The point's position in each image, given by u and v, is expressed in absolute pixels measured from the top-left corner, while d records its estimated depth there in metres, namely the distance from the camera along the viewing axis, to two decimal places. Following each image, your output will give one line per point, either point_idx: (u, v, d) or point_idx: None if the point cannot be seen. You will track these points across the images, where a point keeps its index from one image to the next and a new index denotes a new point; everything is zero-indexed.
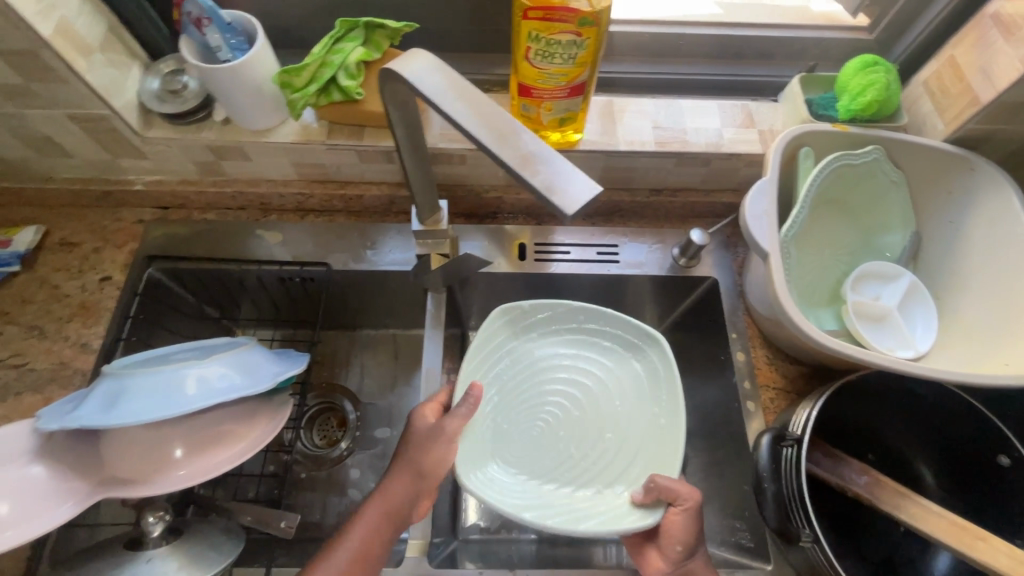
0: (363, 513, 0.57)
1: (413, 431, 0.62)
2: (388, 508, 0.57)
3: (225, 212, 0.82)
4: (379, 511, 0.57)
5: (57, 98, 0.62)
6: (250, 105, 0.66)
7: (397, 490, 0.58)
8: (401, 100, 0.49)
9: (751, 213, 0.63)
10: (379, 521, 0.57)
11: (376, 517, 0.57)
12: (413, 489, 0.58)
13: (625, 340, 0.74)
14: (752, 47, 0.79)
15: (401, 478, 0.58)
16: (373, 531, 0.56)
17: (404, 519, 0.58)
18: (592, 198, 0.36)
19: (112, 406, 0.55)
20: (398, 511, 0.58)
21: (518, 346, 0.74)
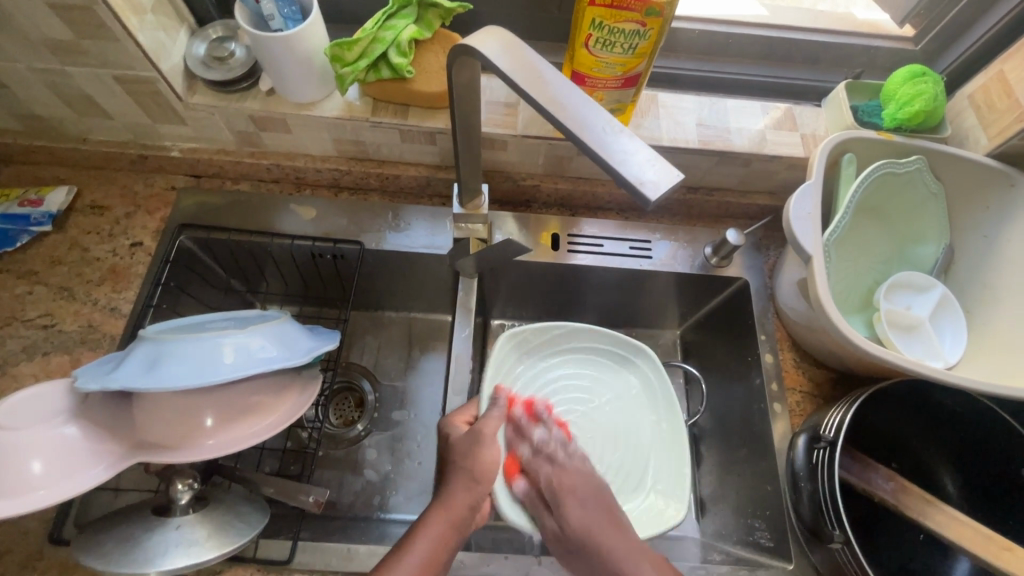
0: (426, 520, 0.52)
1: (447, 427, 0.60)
2: (454, 517, 0.53)
3: (258, 184, 0.81)
4: (445, 522, 0.52)
5: (106, 57, 0.62)
6: (297, 77, 0.66)
7: (462, 501, 0.54)
8: (466, 78, 0.49)
9: (796, 215, 0.63)
10: (444, 529, 0.52)
11: (443, 523, 0.52)
12: (473, 494, 0.55)
13: (616, 352, 0.76)
14: (798, 51, 0.79)
15: (465, 489, 0.55)
16: (441, 538, 0.51)
17: (467, 526, 0.53)
18: (672, 185, 0.36)
19: (150, 370, 0.55)
20: (462, 520, 0.53)
21: (526, 372, 0.74)
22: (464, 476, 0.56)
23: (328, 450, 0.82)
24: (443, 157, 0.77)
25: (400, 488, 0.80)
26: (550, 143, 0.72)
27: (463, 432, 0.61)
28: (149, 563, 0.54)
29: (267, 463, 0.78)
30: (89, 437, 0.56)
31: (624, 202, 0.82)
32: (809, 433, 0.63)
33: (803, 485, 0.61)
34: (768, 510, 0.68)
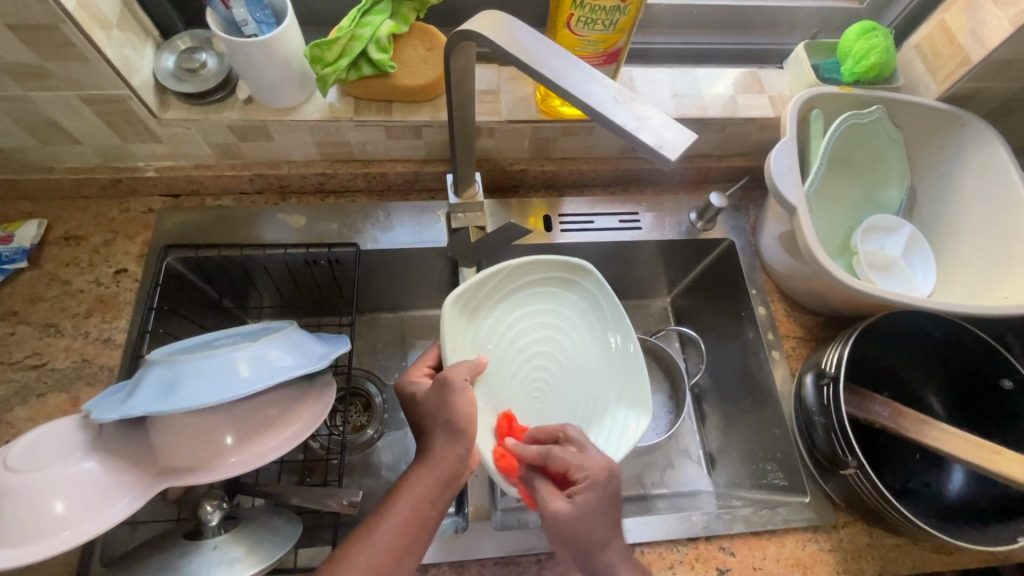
0: (414, 480, 0.54)
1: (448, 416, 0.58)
2: (441, 474, 0.54)
3: (241, 196, 0.79)
4: (433, 483, 0.54)
5: (74, 78, 0.59)
6: (277, 82, 0.65)
7: (449, 457, 0.54)
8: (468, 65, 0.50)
9: (777, 170, 0.67)
10: (430, 485, 0.54)
11: (428, 484, 0.54)
12: (459, 454, 0.54)
13: (558, 277, 0.70)
14: (758, 18, 0.83)
15: (453, 447, 0.54)
16: (424, 500, 0.53)
17: (457, 479, 0.54)
18: (688, 142, 0.38)
19: (169, 392, 0.54)
20: (449, 474, 0.54)
21: (481, 331, 0.66)
22: (445, 430, 0.55)
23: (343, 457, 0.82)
24: (430, 150, 0.77)
25: None
26: (535, 126, 0.74)
27: (425, 385, 0.61)
28: None
29: (286, 476, 0.77)
30: (110, 469, 0.54)
31: (609, 177, 0.84)
32: (814, 370, 0.67)
33: (816, 419, 0.64)
34: (781, 452, 0.73)
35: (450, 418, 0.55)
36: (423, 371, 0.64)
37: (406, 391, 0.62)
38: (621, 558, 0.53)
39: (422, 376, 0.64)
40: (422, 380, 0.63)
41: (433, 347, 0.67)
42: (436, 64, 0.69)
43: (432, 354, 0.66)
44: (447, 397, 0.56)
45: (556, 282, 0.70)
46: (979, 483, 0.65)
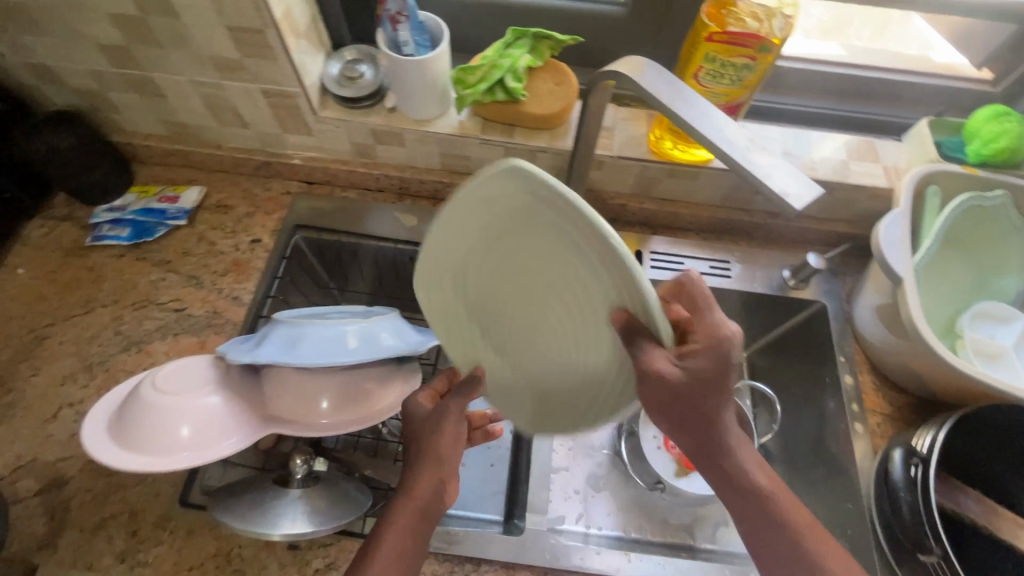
0: (392, 519, 0.53)
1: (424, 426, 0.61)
2: (419, 508, 0.54)
3: (364, 192, 0.88)
4: (409, 518, 0.53)
5: (262, 75, 0.70)
6: (422, 96, 0.73)
7: (425, 489, 0.55)
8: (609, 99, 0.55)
9: (886, 238, 0.66)
10: (412, 521, 0.53)
11: (408, 518, 0.53)
12: (437, 483, 0.55)
13: (490, 199, 0.45)
14: (881, 89, 0.83)
15: (429, 475, 0.55)
16: (410, 533, 0.53)
17: (436, 512, 0.55)
18: (815, 195, 0.41)
19: (289, 349, 0.61)
20: (430, 505, 0.54)
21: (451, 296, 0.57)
22: (431, 461, 0.56)
23: None
24: None
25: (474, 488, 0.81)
26: (643, 165, 0.78)
27: (427, 410, 0.61)
28: (273, 525, 0.59)
29: None
30: (228, 408, 0.61)
31: (705, 224, 0.86)
32: (903, 447, 0.64)
33: (901, 494, 0.61)
34: (852, 528, 0.70)
35: (436, 448, 0.57)
36: (429, 394, 0.63)
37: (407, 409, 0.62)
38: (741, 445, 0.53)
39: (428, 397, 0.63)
40: (426, 402, 0.61)
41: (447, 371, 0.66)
42: (563, 97, 0.74)
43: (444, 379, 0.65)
44: (439, 425, 0.58)
45: (486, 210, 0.46)
46: None
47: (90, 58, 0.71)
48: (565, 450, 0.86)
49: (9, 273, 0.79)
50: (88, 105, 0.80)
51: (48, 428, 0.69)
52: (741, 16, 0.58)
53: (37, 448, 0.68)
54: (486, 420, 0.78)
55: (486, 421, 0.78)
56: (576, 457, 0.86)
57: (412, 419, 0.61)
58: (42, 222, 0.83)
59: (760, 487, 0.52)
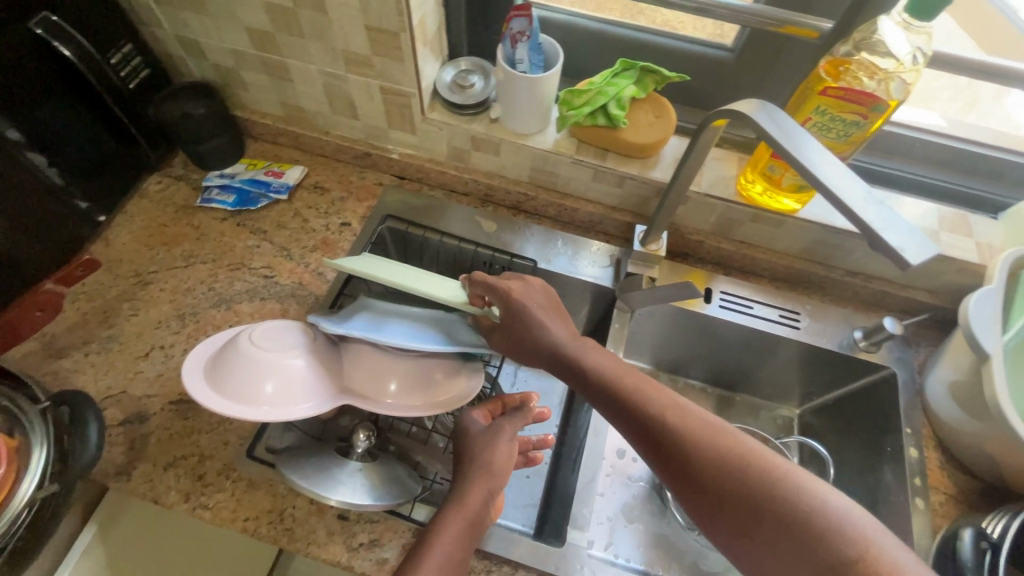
0: (444, 523, 0.59)
1: (473, 436, 0.67)
2: (469, 515, 0.60)
3: (450, 193, 0.93)
4: (461, 523, 0.59)
5: (385, 73, 0.76)
6: (526, 111, 0.77)
7: (475, 499, 0.61)
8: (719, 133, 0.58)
9: (976, 314, 0.65)
10: (462, 529, 0.59)
11: (458, 523, 0.59)
12: (487, 492, 0.62)
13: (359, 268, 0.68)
14: (980, 165, 0.82)
15: (479, 487, 0.62)
16: (459, 538, 0.58)
17: (482, 522, 0.61)
18: (932, 254, 0.42)
19: (379, 325, 0.68)
20: (477, 514, 0.60)
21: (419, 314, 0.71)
22: (482, 473, 0.63)
23: None
24: (623, 200, 0.85)
25: (507, 495, 0.80)
26: (728, 205, 0.79)
27: (483, 425, 0.68)
28: (332, 489, 0.61)
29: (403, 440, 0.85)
30: (311, 373, 0.63)
31: (779, 272, 0.86)
32: (974, 528, 0.61)
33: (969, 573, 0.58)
34: None
35: (488, 463, 0.64)
36: (484, 412, 0.70)
37: (461, 424, 0.69)
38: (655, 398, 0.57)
39: (483, 416, 0.70)
40: (482, 419, 0.69)
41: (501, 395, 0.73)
42: (661, 130, 0.77)
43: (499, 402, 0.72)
44: (495, 443, 0.66)
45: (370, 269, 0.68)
46: None
47: (236, 39, 0.78)
48: (603, 477, 0.88)
49: (126, 220, 0.87)
50: (221, 80, 0.88)
51: (139, 365, 0.75)
52: (857, 74, 0.60)
53: (127, 381, 0.73)
54: (530, 447, 0.74)
55: (529, 448, 0.74)
56: (613, 485, 0.88)
57: (466, 433, 0.68)
58: (160, 178, 0.92)
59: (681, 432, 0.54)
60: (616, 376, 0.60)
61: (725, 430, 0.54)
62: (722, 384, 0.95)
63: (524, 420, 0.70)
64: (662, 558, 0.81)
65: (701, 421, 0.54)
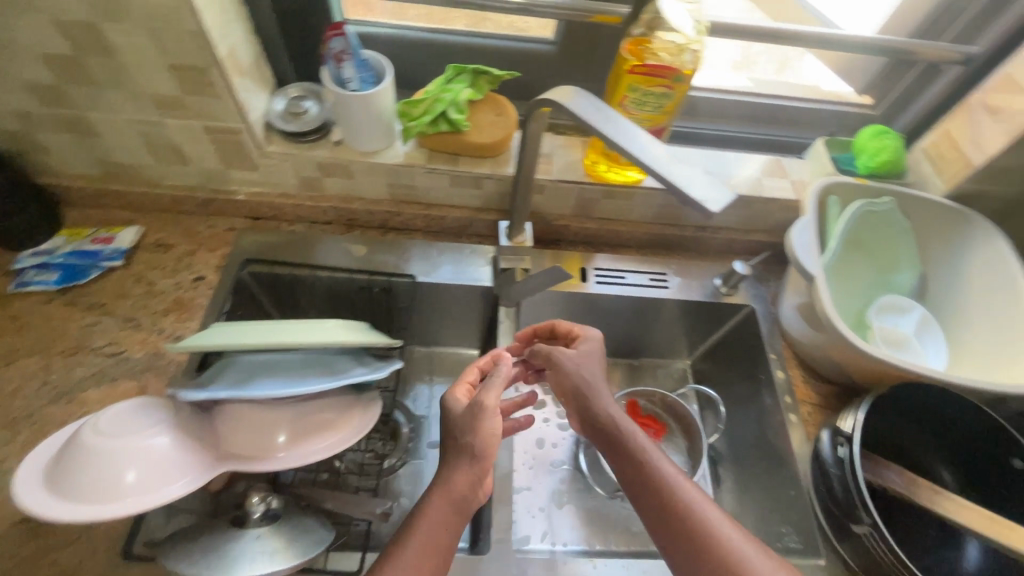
0: (427, 511, 0.55)
1: (453, 412, 0.62)
2: (455, 501, 0.56)
3: (312, 225, 0.89)
4: (445, 510, 0.55)
5: (204, 111, 0.71)
6: (369, 128, 0.76)
7: (461, 484, 0.56)
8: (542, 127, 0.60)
9: (798, 243, 0.75)
10: (445, 518, 0.55)
11: (441, 508, 0.55)
12: (473, 474, 0.57)
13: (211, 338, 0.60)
14: (781, 115, 0.94)
15: (465, 472, 0.57)
16: (441, 524, 0.55)
17: (469, 507, 0.57)
18: (726, 199, 0.48)
19: (245, 381, 0.61)
20: (462, 500, 0.56)
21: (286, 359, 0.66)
22: (463, 456, 0.58)
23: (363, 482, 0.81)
24: (485, 201, 0.86)
25: None
26: (581, 187, 0.83)
27: (463, 405, 0.62)
28: (231, 567, 0.56)
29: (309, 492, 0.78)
30: (180, 447, 0.58)
31: (642, 240, 0.93)
32: (830, 428, 0.69)
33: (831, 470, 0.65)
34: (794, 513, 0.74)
35: (470, 445, 0.58)
36: (464, 389, 0.66)
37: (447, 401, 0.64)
38: (674, 474, 0.56)
39: (462, 394, 0.65)
40: (462, 397, 0.64)
41: (476, 365, 0.70)
42: (504, 127, 0.79)
43: (477, 372, 0.69)
44: (479, 421, 0.59)
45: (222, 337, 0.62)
46: (992, 560, 0.67)
47: (16, 99, 0.69)
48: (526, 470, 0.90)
49: None
50: (13, 147, 0.77)
51: None
52: (656, 52, 0.66)
53: None
54: (511, 411, 0.75)
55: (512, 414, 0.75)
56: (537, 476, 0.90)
57: (448, 412, 0.62)
58: None
59: (694, 512, 0.53)
60: (659, 466, 0.57)
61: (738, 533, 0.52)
62: (616, 355, 1.00)
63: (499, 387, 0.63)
64: (597, 532, 0.85)
65: (734, 536, 0.52)
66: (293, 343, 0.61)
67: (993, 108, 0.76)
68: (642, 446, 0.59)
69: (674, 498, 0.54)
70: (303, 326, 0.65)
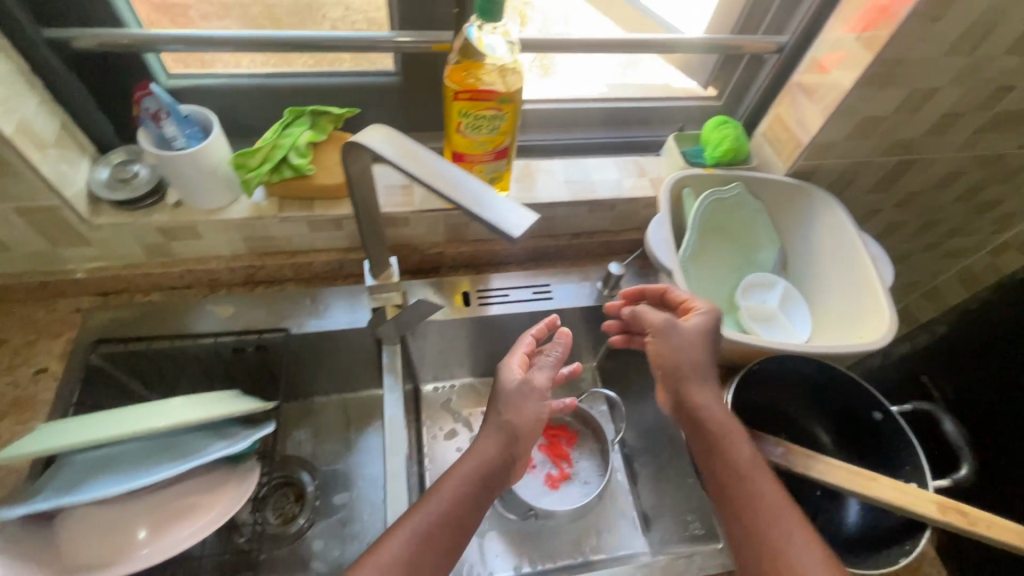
0: (453, 471, 0.64)
1: (504, 383, 0.69)
2: (484, 464, 0.64)
3: (171, 291, 0.84)
4: (473, 471, 0.63)
5: (6, 193, 0.65)
6: (204, 186, 0.72)
7: (489, 449, 0.65)
8: (363, 167, 0.58)
9: (654, 241, 0.78)
10: (470, 483, 0.62)
11: (468, 471, 0.63)
12: (503, 447, 0.65)
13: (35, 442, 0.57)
14: (635, 116, 0.98)
15: (495, 439, 0.66)
16: (467, 487, 0.62)
17: (496, 482, 0.65)
18: (531, 222, 0.45)
19: (81, 483, 0.58)
20: (489, 472, 0.64)
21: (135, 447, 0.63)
22: (502, 430, 0.66)
23: (271, 551, 0.80)
24: (352, 240, 0.84)
25: None
26: (446, 214, 0.83)
27: (514, 379, 0.69)
28: None
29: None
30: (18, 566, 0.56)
31: (522, 255, 0.94)
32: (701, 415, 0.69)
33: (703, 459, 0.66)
34: None
35: (510, 423, 0.67)
36: (519, 360, 0.72)
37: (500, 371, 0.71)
38: (733, 430, 0.63)
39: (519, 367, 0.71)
40: (516, 369, 0.70)
41: (529, 333, 0.75)
42: None
43: (530, 341, 0.73)
44: (519, 400, 0.67)
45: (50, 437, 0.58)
46: (869, 511, 0.71)
47: None
48: None
49: None
50: None
51: None
52: (479, 76, 0.66)
53: None
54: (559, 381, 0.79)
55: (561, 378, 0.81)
56: None
57: (501, 384, 0.69)
58: None
59: (744, 467, 0.60)
60: (721, 427, 0.63)
61: (770, 490, 0.59)
62: None
63: (558, 350, 0.74)
64: (521, 553, 0.85)
65: (773, 492, 0.59)
66: (108, 439, 0.57)
67: (809, 89, 0.81)
68: (711, 413, 0.64)
69: (727, 452, 0.62)
70: (134, 412, 0.61)
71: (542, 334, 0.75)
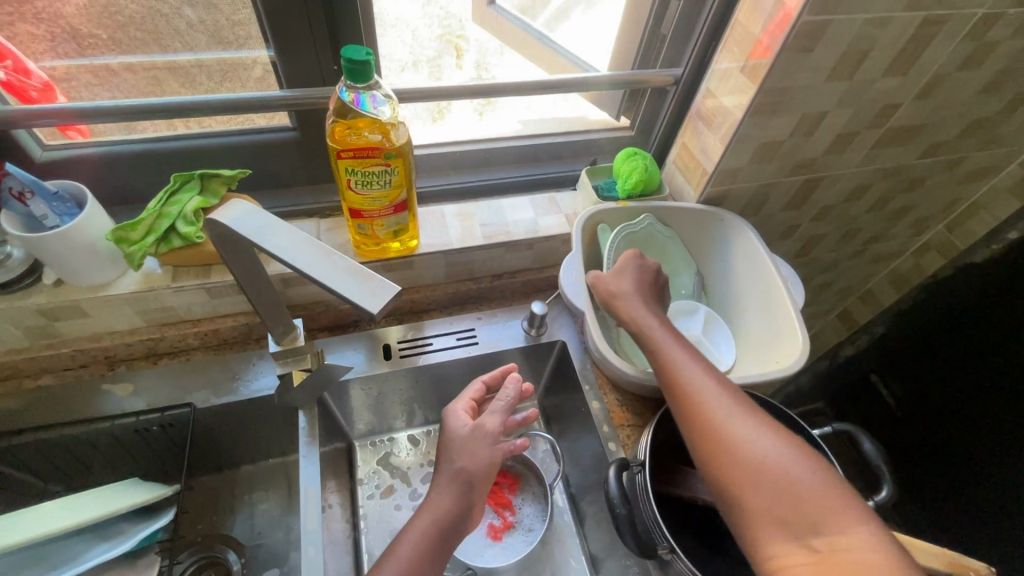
0: (416, 517, 0.64)
1: (452, 430, 0.69)
2: (439, 514, 0.64)
3: (63, 373, 0.78)
4: (430, 519, 0.63)
5: None
6: (83, 263, 0.67)
7: (445, 497, 0.65)
8: (239, 254, 0.54)
9: (565, 281, 0.80)
10: (434, 528, 0.63)
11: (427, 518, 0.63)
12: (459, 496, 0.65)
13: None
14: (549, 152, 0.98)
15: (450, 486, 0.65)
16: (431, 533, 0.62)
17: (453, 532, 0.64)
18: (393, 295, 0.44)
19: None
20: (447, 521, 0.63)
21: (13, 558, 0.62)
22: (455, 480, 0.65)
23: None
24: None
25: None
26: None
27: (464, 425, 0.69)
28: None
29: None
30: None
31: (445, 300, 0.92)
32: (617, 461, 0.68)
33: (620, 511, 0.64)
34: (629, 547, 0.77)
35: (464, 469, 0.66)
36: (467, 408, 0.72)
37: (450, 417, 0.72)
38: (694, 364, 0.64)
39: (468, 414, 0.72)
40: (464, 417, 0.71)
41: (480, 381, 0.76)
42: None
43: (479, 389, 0.75)
44: (466, 442, 0.67)
45: None
46: None
47: None
48: None
49: None
50: None
51: None
52: (362, 133, 0.66)
53: None
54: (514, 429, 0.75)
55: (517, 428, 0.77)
56: None
57: (451, 428, 0.70)
58: None
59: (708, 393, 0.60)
60: (677, 363, 0.64)
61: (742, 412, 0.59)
62: None
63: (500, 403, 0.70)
64: None
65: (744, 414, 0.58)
66: None
67: (707, 120, 0.83)
68: (669, 350, 0.66)
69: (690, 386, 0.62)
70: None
71: (493, 382, 0.77)
